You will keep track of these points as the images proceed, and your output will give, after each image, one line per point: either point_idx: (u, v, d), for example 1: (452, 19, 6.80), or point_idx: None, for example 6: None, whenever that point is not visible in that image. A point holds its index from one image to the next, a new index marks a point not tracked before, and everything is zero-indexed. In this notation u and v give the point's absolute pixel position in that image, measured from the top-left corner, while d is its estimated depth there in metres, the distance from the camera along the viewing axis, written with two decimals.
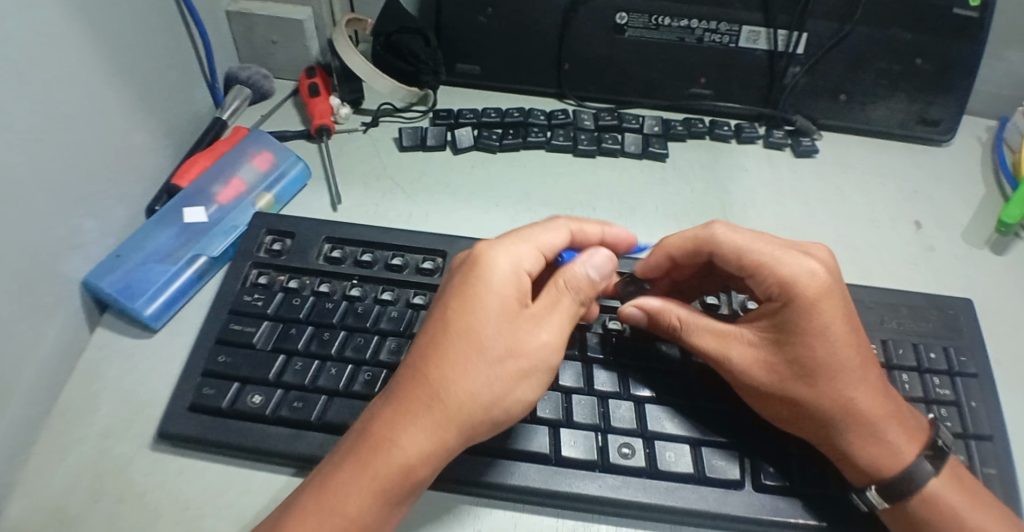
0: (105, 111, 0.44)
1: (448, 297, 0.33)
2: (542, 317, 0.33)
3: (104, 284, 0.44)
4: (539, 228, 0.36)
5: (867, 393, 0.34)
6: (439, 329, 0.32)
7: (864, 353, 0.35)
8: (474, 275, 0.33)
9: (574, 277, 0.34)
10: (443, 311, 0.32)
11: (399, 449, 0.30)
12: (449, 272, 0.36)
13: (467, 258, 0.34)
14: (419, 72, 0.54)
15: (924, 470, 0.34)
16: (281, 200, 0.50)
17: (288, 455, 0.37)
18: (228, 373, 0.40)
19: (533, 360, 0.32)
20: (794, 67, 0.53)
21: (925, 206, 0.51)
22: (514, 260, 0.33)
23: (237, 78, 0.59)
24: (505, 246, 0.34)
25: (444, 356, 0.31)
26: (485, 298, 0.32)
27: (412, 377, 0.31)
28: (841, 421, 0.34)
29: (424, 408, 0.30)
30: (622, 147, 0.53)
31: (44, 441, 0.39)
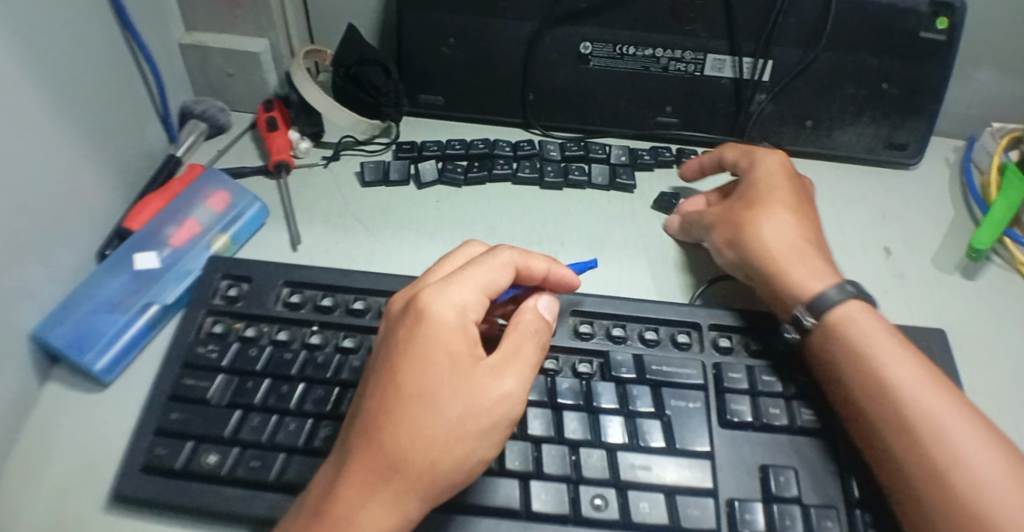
0: (53, 154, 0.42)
1: (394, 357, 0.31)
2: (499, 366, 0.31)
3: (53, 336, 0.41)
4: (482, 269, 0.34)
5: (814, 256, 0.41)
6: (387, 392, 0.30)
7: (809, 219, 0.43)
8: (421, 331, 0.31)
9: (532, 321, 0.34)
10: (391, 371, 0.30)
11: (358, 528, 0.28)
12: (389, 323, 0.34)
13: (409, 311, 0.32)
14: (380, 105, 0.53)
15: (847, 292, 0.39)
16: (238, 241, 0.49)
17: (246, 518, 0.35)
18: (182, 431, 0.37)
19: (493, 414, 0.30)
20: (760, 94, 0.53)
21: (895, 231, 0.51)
22: (459, 310, 0.32)
23: (193, 113, 0.57)
24: (450, 295, 0.32)
25: (398, 423, 0.29)
26: (432, 354, 0.30)
27: (366, 447, 0.29)
28: (784, 255, 0.41)
29: (381, 481, 0.28)
30: (590, 177, 0.52)
31: None
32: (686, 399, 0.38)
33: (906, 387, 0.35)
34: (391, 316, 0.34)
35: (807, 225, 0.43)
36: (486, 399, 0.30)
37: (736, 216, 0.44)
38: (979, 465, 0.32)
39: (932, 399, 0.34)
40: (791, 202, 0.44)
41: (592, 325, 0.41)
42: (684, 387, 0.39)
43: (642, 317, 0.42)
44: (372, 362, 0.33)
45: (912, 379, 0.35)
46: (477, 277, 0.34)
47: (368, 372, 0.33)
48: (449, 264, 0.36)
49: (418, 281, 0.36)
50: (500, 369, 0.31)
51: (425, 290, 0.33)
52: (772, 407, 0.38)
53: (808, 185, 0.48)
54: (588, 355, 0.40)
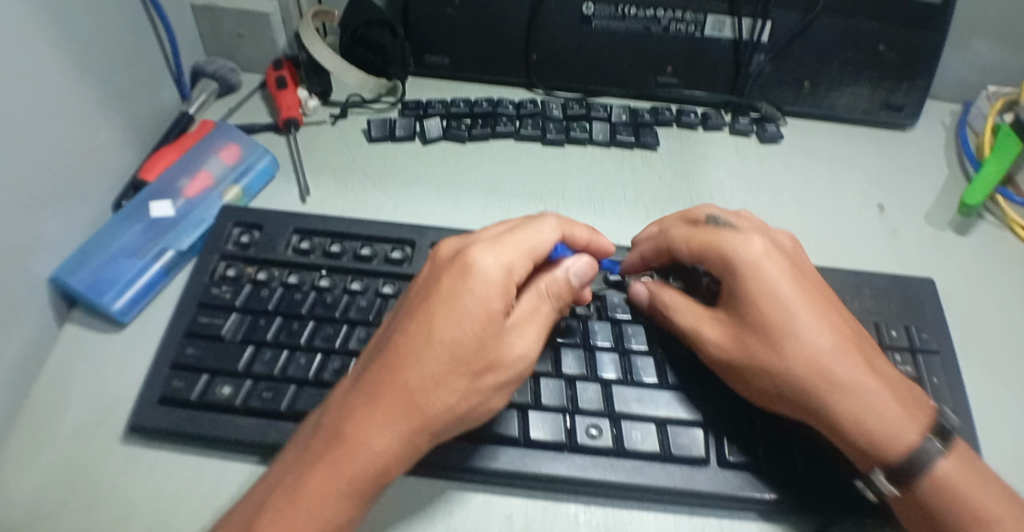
0: (72, 106, 0.44)
1: (436, 305, 0.32)
2: (521, 328, 0.34)
3: (72, 280, 0.43)
4: (529, 230, 0.36)
5: (857, 365, 0.34)
6: (422, 335, 0.32)
7: (831, 308, 0.37)
8: (467, 285, 0.32)
9: (554, 284, 0.36)
10: (428, 316, 0.32)
11: (372, 450, 0.30)
12: (430, 270, 0.35)
13: (458, 263, 0.33)
14: (387, 64, 0.56)
15: (932, 451, 0.33)
16: (249, 192, 0.50)
17: (259, 445, 0.37)
18: (198, 365, 0.39)
19: (509, 370, 0.33)
20: (759, 54, 0.54)
21: (888, 190, 0.53)
22: (505, 270, 0.33)
23: (204, 72, 0.58)
24: (500, 255, 0.34)
25: (431, 366, 0.31)
26: (470, 308, 0.32)
27: (394, 382, 0.31)
28: (824, 386, 0.34)
29: (401, 413, 0.31)
30: (591, 135, 0.54)
31: (8, 443, 0.38)
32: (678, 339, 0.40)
33: (889, 422, 0.33)
34: (433, 263, 0.35)
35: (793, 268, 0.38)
36: (506, 357, 0.33)
37: (759, 360, 0.35)
38: None
39: (992, 496, 0.32)
40: (817, 297, 0.37)
41: None
42: None
43: (636, 264, 0.44)
44: (406, 304, 0.34)
45: (885, 402, 0.34)
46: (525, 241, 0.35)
47: (399, 313, 0.34)
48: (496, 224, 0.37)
49: (463, 234, 0.37)
50: (522, 331, 0.34)
51: (475, 245, 0.34)
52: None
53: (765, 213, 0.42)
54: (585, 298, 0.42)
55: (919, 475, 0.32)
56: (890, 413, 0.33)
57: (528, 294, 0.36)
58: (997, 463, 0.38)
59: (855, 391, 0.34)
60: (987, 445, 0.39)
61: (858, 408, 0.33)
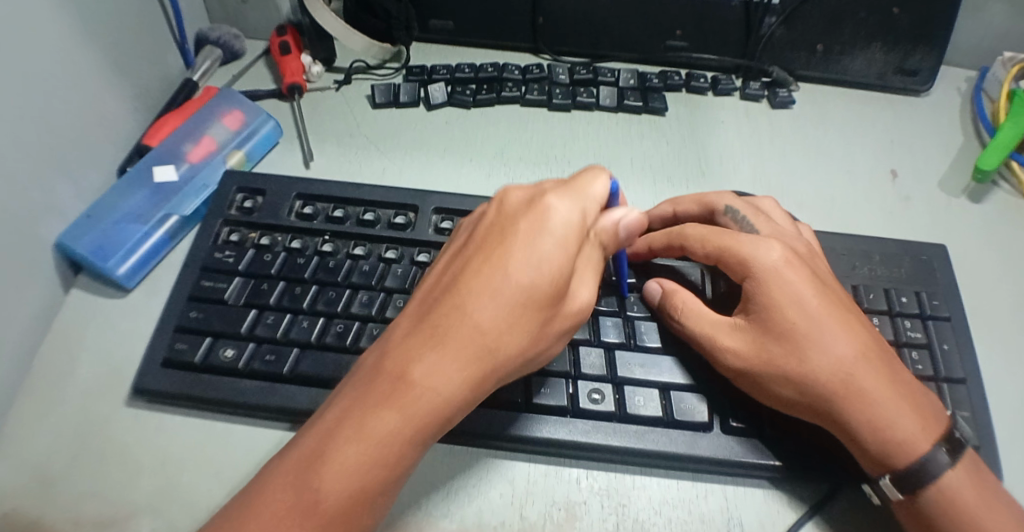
0: (77, 72, 0.43)
1: (508, 249, 0.30)
2: (585, 281, 0.33)
3: (76, 244, 0.43)
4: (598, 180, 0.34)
5: (873, 373, 0.33)
6: (501, 278, 0.30)
7: (850, 312, 0.35)
8: (545, 230, 0.31)
9: (604, 232, 0.34)
10: (505, 259, 0.30)
11: (445, 393, 0.29)
12: (497, 215, 0.33)
13: (534, 208, 0.31)
14: (391, 28, 0.55)
15: (941, 460, 0.32)
16: (253, 158, 0.50)
17: (262, 407, 0.37)
18: (202, 328, 0.39)
19: (572, 317, 0.32)
20: (771, 17, 0.52)
21: (902, 156, 0.51)
22: (583, 216, 0.32)
23: (208, 39, 0.58)
24: (576, 205, 0.32)
25: (502, 312, 0.30)
26: (553, 255, 0.30)
27: (464, 327, 0.30)
28: (840, 391, 0.33)
29: (474, 358, 0.29)
30: (598, 100, 0.52)
31: (17, 405, 0.39)
32: None
33: (906, 432, 0.32)
34: (501, 207, 0.33)
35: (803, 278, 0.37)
36: (570, 308, 0.32)
37: (776, 364, 0.34)
38: None
39: (990, 507, 0.31)
40: (834, 300, 0.35)
41: None
42: None
43: None
44: (471, 248, 0.32)
45: (906, 414, 0.32)
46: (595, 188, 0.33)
47: (465, 255, 0.32)
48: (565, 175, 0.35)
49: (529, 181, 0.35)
50: (585, 284, 0.33)
51: (551, 191, 0.32)
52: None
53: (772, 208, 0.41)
54: None
55: (925, 479, 0.32)
56: (909, 424, 0.32)
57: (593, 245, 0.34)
58: (1006, 428, 0.37)
59: (877, 401, 0.32)
60: (995, 411, 0.38)
61: (879, 417, 0.32)
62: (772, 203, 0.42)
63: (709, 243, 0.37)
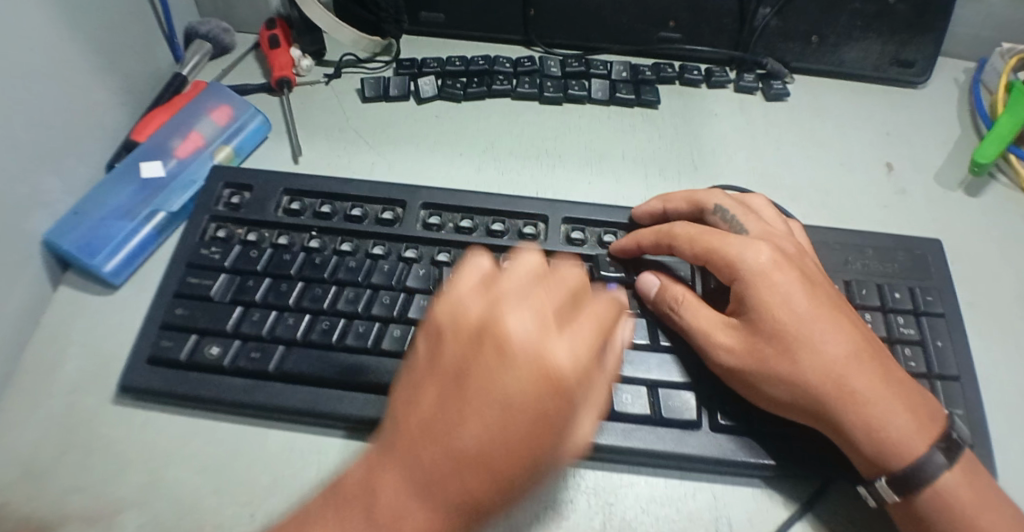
0: (62, 68, 0.43)
1: (513, 415, 0.26)
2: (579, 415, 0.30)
3: (63, 241, 0.43)
4: (608, 304, 0.29)
5: (866, 374, 0.33)
6: (500, 439, 0.26)
7: (843, 314, 0.35)
8: (552, 392, 0.27)
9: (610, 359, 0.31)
10: (504, 416, 0.26)
11: None
12: (498, 362, 0.27)
13: (543, 367, 0.27)
14: (380, 21, 0.54)
15: (938, 461, 0.31)
16: (241, 153, 0.50)
17: (248, 405, 0.37)
18: (188, 325, 0.39)
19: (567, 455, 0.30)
20: (764, 8, 0.51)
21: (899, 149, 0.51)
22: (587, 365, 0.28)
23: (198, 33, 0.57)
24: (587, 356, 0.28)
25: (502, 485, 0.26)
26: (556, 413, 0.27)
27: (461, 501, 0.26)
28: (831, 389, 0.32)
29: (463, 520, 0.26)
30: (590, 93, 0.52)
31: (3, 402, 0.39)
32: None
33: (902, 432, 0.32)
34: (502, 351, 0.27)
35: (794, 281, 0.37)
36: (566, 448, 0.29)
37: (767, 365, 0.33)
38: None
39: (986, 507, 0.31)
40: (826, 300, 0.35)
41: (584, 232, 0.43)
42: None
43: (631, 226, 0.43)
44: (467, 398, 0.27)
45: (902, 415, 0.32)
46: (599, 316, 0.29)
47: (454, 390, 0.27)
48: (563, 285, 0.30)
49: (526, 295, 0.29)
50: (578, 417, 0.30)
51: (554, 329, 0.28)
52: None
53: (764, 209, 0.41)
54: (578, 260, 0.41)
55: (920, 482, 0.31)
56: (904, 423, 0.32)
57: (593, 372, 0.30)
58: (998, 425, 0.37)
59: (872, 402, 0.32)
60: (989, 408, 0.38)
61: (873, 417, 0.32)
62: (764, 200, 0.42)
63: (698, 245, 0.37)
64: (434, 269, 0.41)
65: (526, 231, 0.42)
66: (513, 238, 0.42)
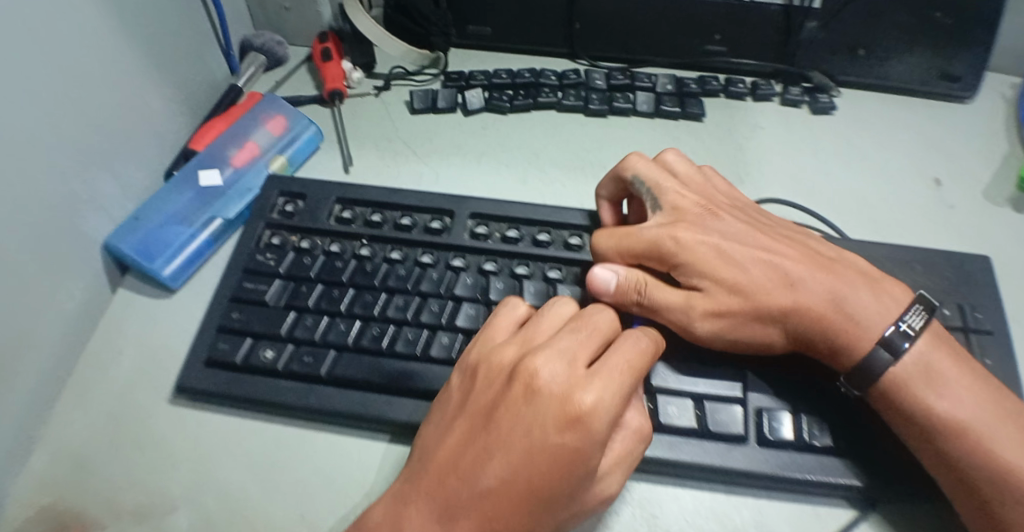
0: (122, 81, 0.45)
1: (535, 454, 0.28)
2: (609, 472, 0.31)
3: (123, 245, 0.45)
4: (637, 355, 0.32)
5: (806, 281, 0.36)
6: (521, 483, 0.28)
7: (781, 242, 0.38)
8: (577, 443, 0.28)
9: (640, 423, 0.33)
10: (528, 459, 0.28)
11: None
12: (527, 403, 0.30)
13: (566, 410, 0.29)
14: (429, 34, 0.56)
15: (884, 357, 0.33)
16: (295, 162, 0.52)
17: (300, 407, 0.39)
18: (242, 329, 0.41)
19: (585, 510, 0.31)
20: (811, 21, 0.51)
21: (946, 163, 0.50)
22: (612, 420, 0.29)
23: (253, 46, 0.60)
24: (612, 409, 0.29)
25: (521, 518, 0.28)
26: (576, 465, 0.29)
27: (481, 528, 0.28)
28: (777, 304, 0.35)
29: None
30: (634, 106, 0.52)
31: (66, 396, 0.41)
32: None
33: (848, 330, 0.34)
34: (532, 393, 0.30)
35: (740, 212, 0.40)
36: (587, 499, 0.31)
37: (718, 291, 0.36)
38: (986, 419, 0.32)
39: (952, 382, 0.33)
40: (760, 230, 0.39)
41: None
42: None
43: None
44: (494, 434, 0.29)
45: (865, 301, 0.35)
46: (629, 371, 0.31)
47: (485, 432, 0.30)
48: (592, 339, 0.33)
49: (556, 344, 0.32)
50: (608, 474, 0.31)
51: (584, 383, 0.30)
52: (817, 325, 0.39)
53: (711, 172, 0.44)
54: None
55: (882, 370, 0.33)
56: (867, 308, 0.35)
57: (620, 431, 0.32)
58: None
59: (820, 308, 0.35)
60: None
61: (831, 304, 0.35)
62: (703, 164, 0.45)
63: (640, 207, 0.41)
64: (481, 278, 0.42)
65: (572, 242, 0.43)
66: (559, 248, 0.43)
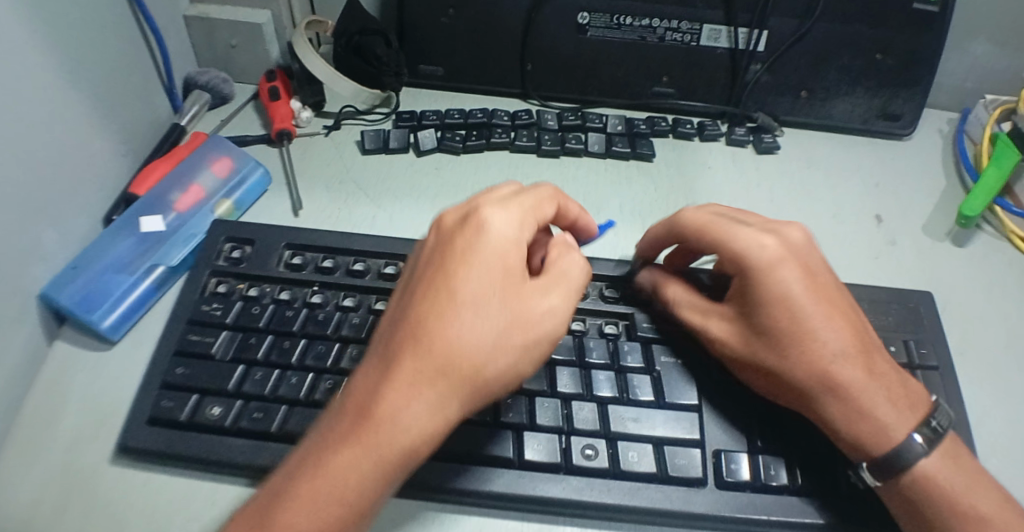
0: (63, 120, 0.43)
1: (445, 270, 0.31)
2: (544, 287, 0.33)
3: (61, 297, 0.43)
4: (535, 191, 0.36)
5: (851, 367, 0.34)
6: (441, 293, 0.30)
7: (836, 308, 0.35)
8: (484, 241, 0.31)
9: (562, 259, 0.35)
10: (443, 274, 0.31)
11: (402, 421, 0.28)
12: (436, 243, 0.33)
13: (468, 224, 0.32)
14: (381, 74, 0.54)
15: (916, 451, 0.33)
16: (241, 206, 0.50)
17: (249, 467, 0.37)
18: (187, 384, 0.39)
19: (539, 329, 0.32)
20: (756, 64, 0.54)
21: (886, 200, 0.52)
22: (514, 222, 0.33)
23: (196, 82, 0.58)
24: (511, 214, 0.33)
25: (455, 328, 0.30)
26: (485, 262, 0.31)
27: (417, 349, 0.29)
28: (810, 383, 0.34)
29: (427, 376, 0.29)
30: (586, 146, 0.53)
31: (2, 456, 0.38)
32: (676, 355, 0.39)
33: (884, 419, 0.33)
34: (440, 232, 0.33)
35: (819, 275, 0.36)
36: (532, 315, 0.32)
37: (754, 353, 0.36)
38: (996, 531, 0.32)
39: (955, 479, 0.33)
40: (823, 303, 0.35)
41: (585, 286, 0.43)
42: (674, 344, 0.40)
43: (633, 278, 0.43)
44: (414, 282, 0.32)
45: (880, 404, 0.34)
46: (526, 202, 0.34)
47: (409, 288, 0.32)
48: (491, 191, 0.36)
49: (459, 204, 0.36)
50: (545, 291, 0.33)
51: (484, 208, 0.33)
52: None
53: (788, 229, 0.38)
54: (580, 314, 0.41)
55: (902, 469, 0.33)
56: (885, 401, 0.34)
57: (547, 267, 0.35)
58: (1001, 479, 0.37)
59: (855, 392, 0.34)
60: (988, 459, 0.38)
61: (850, 388, 0.34)
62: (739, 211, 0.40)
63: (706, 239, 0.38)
64: None
65: None
66: None
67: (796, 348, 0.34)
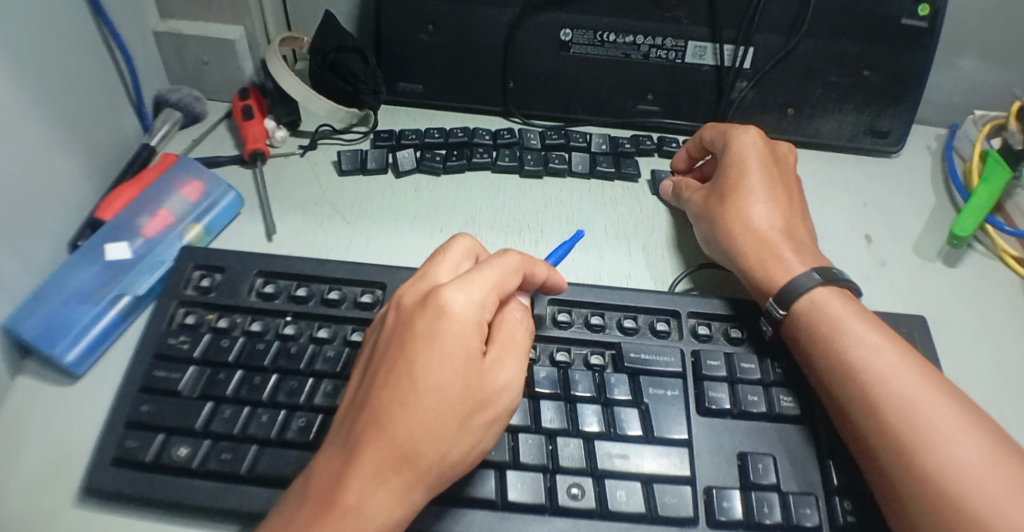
0: (28, 144, 0.41)
1: (406, 354, 0.30)
2: (505, 361, 0.32)
3: (23, 328, 0.40)
4: (495, 257, 0.34)
5: (777, 236, 0.42)
6: (399, 379, 0.29)
7: (773, 192, 0.45)
8: (443, 330, 0.30)
9: (517, 326, 0.34)
10: (402, 358, 0.30)
11: (366, 515, 0.28)
12: (397, 321, 0.32)
13: (428, 305, 0.31)
14: (358, 92, 0.53)
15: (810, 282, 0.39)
16: (212, 231, 0.48)
17: (217, 511, 0.35)
18: (153, 423, 0.37)
19: (497, 407, 0.31)
20: (741, 81, 0.53)
21: (876, 219, 0.51)
22: (475, 304, 0.31)
23: (167, 101, 0.56)
24: (473, 293, 0.31)
25: (416, 419, 0.29)
26: (445, 348, 0.30)
27: (380, 439, 0.29)
28: (734, 230, 0.43)
29: (389, 467, 0.28)
30: (570, 166, 0.52)
31: None
32: (665, 387, 0.38)
33: (788, 263, 0.41)
34: (401, 311, 0.32)
35: (781, 186, 0.46)
36: (491, 395, 0.31)
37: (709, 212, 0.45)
38: (960, 455, 0.31)
39: (918, 394, 0.34)
40: (768, 190, 0.45)
41: (571, 313, 0.41)
42: (663, 375, 0.38)
43: (622, 305, 0.41)
44: (378, 361, 0.31)
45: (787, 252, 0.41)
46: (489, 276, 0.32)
47: (372, 365, 0.32)
48: (450, 255, 0.35)
49: (419, 272, 0.34)
50: (503, 364, 0.32)
51: (444, 286, 0.32)
52: (786, 399, 0.38)
53: (785, 163, 0.47)
54: (567, 344, 0.40)
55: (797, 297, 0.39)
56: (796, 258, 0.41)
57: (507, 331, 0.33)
58: None
59: (766, 241, 0.42)
60: None
61: (767, 239, 0.42)
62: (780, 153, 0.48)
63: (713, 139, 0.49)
64: None
65: None
66: None
67: (733, 209, 0.44)
